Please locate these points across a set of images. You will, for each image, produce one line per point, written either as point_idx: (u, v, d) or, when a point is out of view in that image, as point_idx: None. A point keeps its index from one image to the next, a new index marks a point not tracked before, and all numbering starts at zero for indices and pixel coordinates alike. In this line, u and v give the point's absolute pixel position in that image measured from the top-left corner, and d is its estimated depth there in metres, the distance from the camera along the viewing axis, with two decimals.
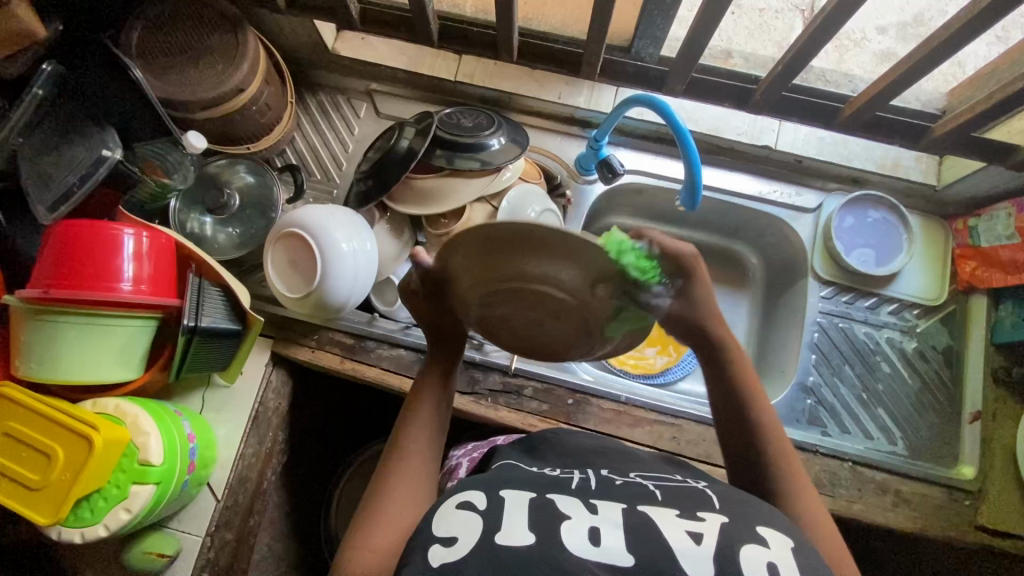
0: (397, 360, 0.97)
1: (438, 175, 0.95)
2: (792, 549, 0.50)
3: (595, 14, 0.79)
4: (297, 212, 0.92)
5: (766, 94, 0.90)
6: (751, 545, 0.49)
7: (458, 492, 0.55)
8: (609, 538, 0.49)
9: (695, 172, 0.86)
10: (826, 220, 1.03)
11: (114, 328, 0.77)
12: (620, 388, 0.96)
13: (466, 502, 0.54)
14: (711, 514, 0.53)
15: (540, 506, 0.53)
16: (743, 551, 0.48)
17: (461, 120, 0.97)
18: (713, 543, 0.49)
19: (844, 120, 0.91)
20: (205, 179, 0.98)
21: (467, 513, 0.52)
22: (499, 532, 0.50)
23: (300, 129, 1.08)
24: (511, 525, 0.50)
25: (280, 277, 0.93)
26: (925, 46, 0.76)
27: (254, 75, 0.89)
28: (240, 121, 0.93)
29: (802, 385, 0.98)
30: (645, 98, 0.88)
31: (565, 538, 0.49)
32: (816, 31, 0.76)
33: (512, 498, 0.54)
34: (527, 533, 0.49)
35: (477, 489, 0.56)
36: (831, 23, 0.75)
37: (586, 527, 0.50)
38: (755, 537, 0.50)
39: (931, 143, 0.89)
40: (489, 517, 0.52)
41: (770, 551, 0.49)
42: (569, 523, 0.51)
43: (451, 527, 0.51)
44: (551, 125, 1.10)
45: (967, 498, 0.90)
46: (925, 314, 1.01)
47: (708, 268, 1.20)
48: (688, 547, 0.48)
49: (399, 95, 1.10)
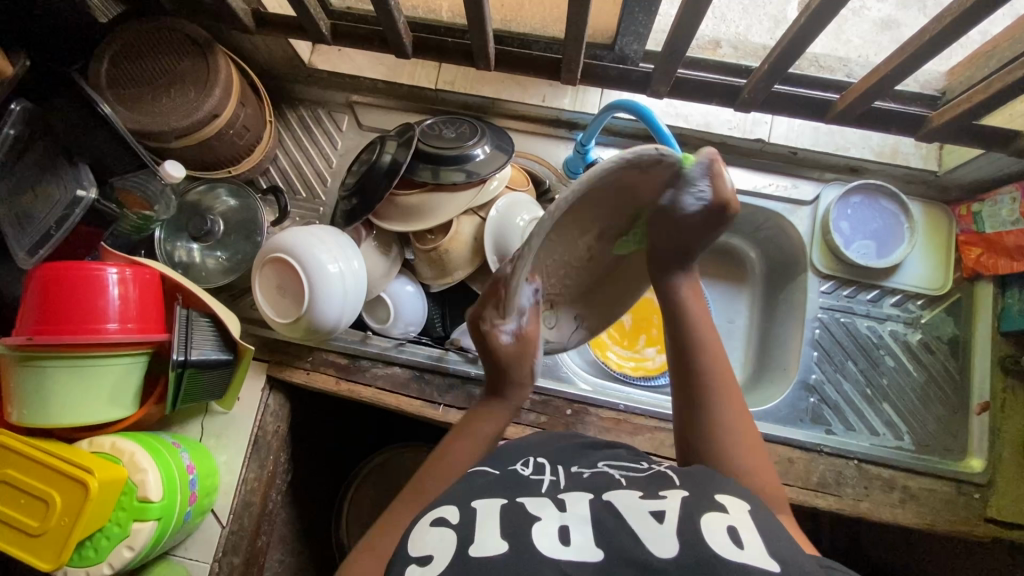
0: (393, 378, 0.96)
1: (422, 191, 0.93)
2: (749, 511, 0.53)
3: (572, 18, 0.77)
4: (282, 235, 0.90)
5: (755, 91, 0.86)
6: (713, 512, 0.51)
7: (433, 509, 0.55)
8: (579, 535, 0.50)
9: None
10: (823, 213, 1.00)
11: (104, 369, 0.76)
12: (619, 396, 0.95)
13: (440, 519, 0.54)
14: (672, 491, 0.54)
15: (511, 511, 0.53)
16: (706, 520, 0.49)
17: (443, 132, 0.96)
18: (675, 519, 0.50)
19: (838, 113, 0.88)
20: (187, 207, 0.96)
21: (441, 530, 0.52)
22: (472, 544, 0.49)
23: (282, 147, 1.07)
24: (484, 536, 0.50)
25: (270, 302, 0.92)
26: (921, 37, 0.72)
27: (229, 98, 0.87)
28: (217, 146, 0.91)
29: (803, 383, 0.97)
30: (626, 104, 0.86)
31: (538, 540, 0.49)
32: (802, 26, 0.73)
33: (485, 508, 0.54)
34: (500, 541, 0.49)
35: (451, 504, 0.56)
36: (821, 16, 0.71)
37: (556, 525, 0.51)
38: (715, 504, 0.52)
39: (930, 134, 0.86)
40: (462, 530, 0.51)
41: (730, 515, 0.51)
42: (539, 525, 0.51)
43: (426, 546, 0.51)
44: (538, 128, 1.07)
45: (976, 491, 0.89)
46: (930, 304, 0.99)
47: (706, 264, 1.18)
48: (654, 531, 0.49)
49: (381, 106, 1.08)
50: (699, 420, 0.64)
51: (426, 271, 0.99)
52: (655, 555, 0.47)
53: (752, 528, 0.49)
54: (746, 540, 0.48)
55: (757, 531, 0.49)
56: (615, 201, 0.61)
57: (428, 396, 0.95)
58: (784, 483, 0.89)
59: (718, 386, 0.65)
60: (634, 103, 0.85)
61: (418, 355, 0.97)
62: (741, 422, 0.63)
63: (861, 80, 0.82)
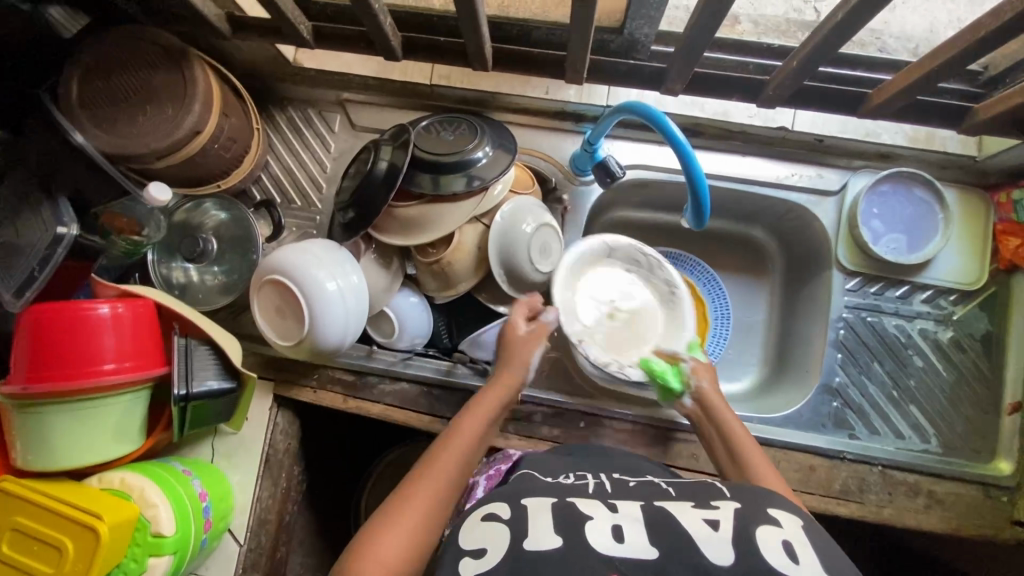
0: (401, 395, 0.94)
1: (421, 202, 0.88)
2: (800, 526, 0.55)
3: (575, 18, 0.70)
4: (275, 255, 0.86)
5: (780, 89, 0.79)
6: (766, 526, 0.54)
7: (483, 506, 0.61)
8: (631, 532, 0.54)
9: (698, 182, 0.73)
10: (851, 204, 0.94)
11: (106, 408, 0.75)
12: (633, 407, 0.92)
13: (491, 514, 0.60)
14: (724, 502, 0.58)
15: (563, 510, 0.58)
16: (758, 532, 0.53)
17: (440, 135, 0.91)
18: (730, 528, 0.53)
19: (873, 108, 0.80)
20: (178, 227, 0.92)
21: (497, 526, 0.58)
22: (527, 538, 0.55)
23: (272, 152, 1.02)
24: (539, 531, 0.55)
25: (270, 324, 0.88)
26: (972, 36, 0.65)
27: (211, 111, 0.81)
28: (203, 162, 0.86)
29: (826, 387, 0.93)
30: (633, 107, 0.77)
31: (590, 537, 0.54)
32: (837, 24, 0.65)
33: (534, 505, 0.60)
34: (554, 536, 0.54)
35: (503, 500, 0.62)
36: (856, 16, 0.64)
37: (609, 525, 0.56)
38: (769, 519, 0.55)
39: (973, 127, 0.78)
40: (514, 525, 0.57)
41: (784, 530, 0.54)
42: (592, 523, 0.55)
43: (479, 540, 0.57)
44: (539, 120, 1.00)
45: (1004, 494, 0.87)
46: (963, 300, 0.93)
47: (723, 257, 1.13)
48: (707, 534, 0.53)
49: (374, 102, 1.02)
50: None
51: (429, 283, 0.93)
52: (711, 559, 0.50)
53: (805, 541, 0.53)
54: (800, 554, 0.51)
55: (811, 546, 0.52)
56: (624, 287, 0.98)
57: (438, 411, 0.93)
58: (804, 491, 0.88)
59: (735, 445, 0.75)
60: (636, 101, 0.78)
61: (426, 369, 0.95)
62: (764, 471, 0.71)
63: (898, 76, 0.74)
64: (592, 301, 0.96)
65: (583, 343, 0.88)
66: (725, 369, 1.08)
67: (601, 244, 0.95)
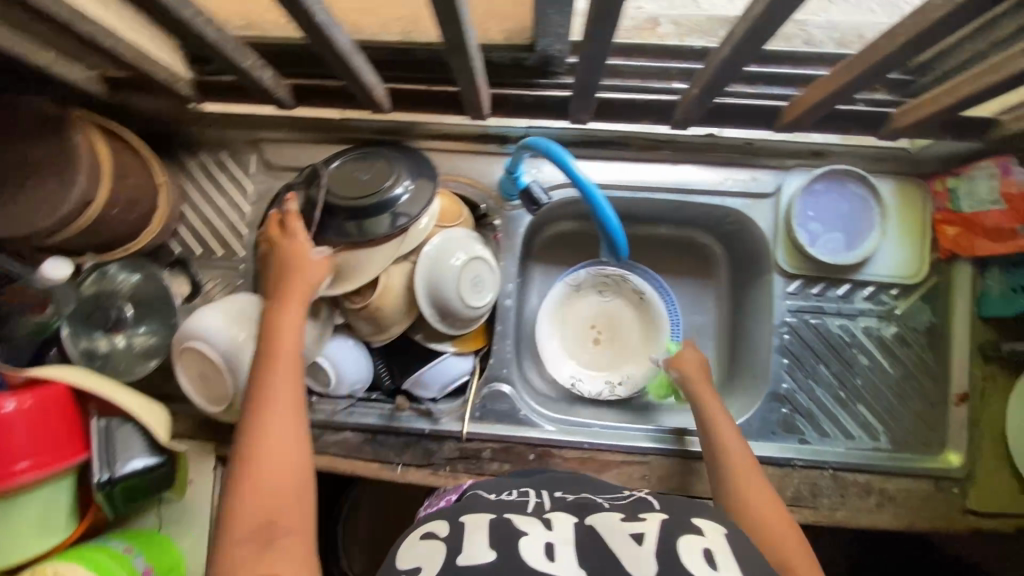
0: (345, 444, 0.92)
1: (338, 249, 0.84)
2: (725, 534, 0.57)
3: (454, 66, 0.71)
4: (190, 321, 0.83)
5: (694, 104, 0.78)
6: (687, 534, 0.55)
7: (422, 523, 0.59)
8: (563, 551, 0.53)
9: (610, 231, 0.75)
10: (786, 206, 0.91)
11: (27, 504, 0.72)
12: (584, 434, 0.91)
13: (429, 533, 0.58)
14: (652, 514, 0.58)
15: (499, 526, 0.56)
16: (683, 542, 0.54)
17: (353, 174, 0.86)
18: (654, 541, 0.54)
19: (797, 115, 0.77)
20: (89, 299, 0.86)
21: (430, 543, 0.56)
22: (461, 553, 0.53)
23: (187, 201, 0.97)
24: (473, 545, 0.54)
25: (196, 391, 0.85)
26: (872, 52, 0.62)
27: (100, 179, 0.76)
28: (103, 229, 0.81)
29: (774, 395, 0.92)
30: (540, 148, 0.76)
31: (524, 554, 0.52)
32: (737, 46, 0.62)
33: (472, 521, 0.57)
34: (488, 550, 0.53)
35: (442, 518, 0.59)
36: (754, 35, 0.61)
37: (542, 541, 0.54)
38: (693, 527, 0.56)
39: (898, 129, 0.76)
40: (451, 542, 0.55)
41: (706, 538, 0.55)
42: (526, 539, 0.54)
43: (413, 559, 0.55)
44: (462, 145, 0.96)
45: (955, 485, 0.88)
46: (905, 293, 0.92)
47: (670, 262, 1.09)
48: (631, 551, 0.53)
49: (287, 139, 0.97)
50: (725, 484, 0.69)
51: (363, 327, 0.89)
52: None
53: (727, 554, 0.54)
54: (720, 562, 0.53)
55: (730, 551, 0.54)
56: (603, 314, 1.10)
57: (385, 457, 0.91)
58: None
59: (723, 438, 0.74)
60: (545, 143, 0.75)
61: (369, 415, 0.92)
62: (749, 474, 0.70)
63: (817, 85, 0.71)
64: (576, 325, 1.09)
65: (577, 383, 1.05)
66: None
67: (564, 284, 1.07)
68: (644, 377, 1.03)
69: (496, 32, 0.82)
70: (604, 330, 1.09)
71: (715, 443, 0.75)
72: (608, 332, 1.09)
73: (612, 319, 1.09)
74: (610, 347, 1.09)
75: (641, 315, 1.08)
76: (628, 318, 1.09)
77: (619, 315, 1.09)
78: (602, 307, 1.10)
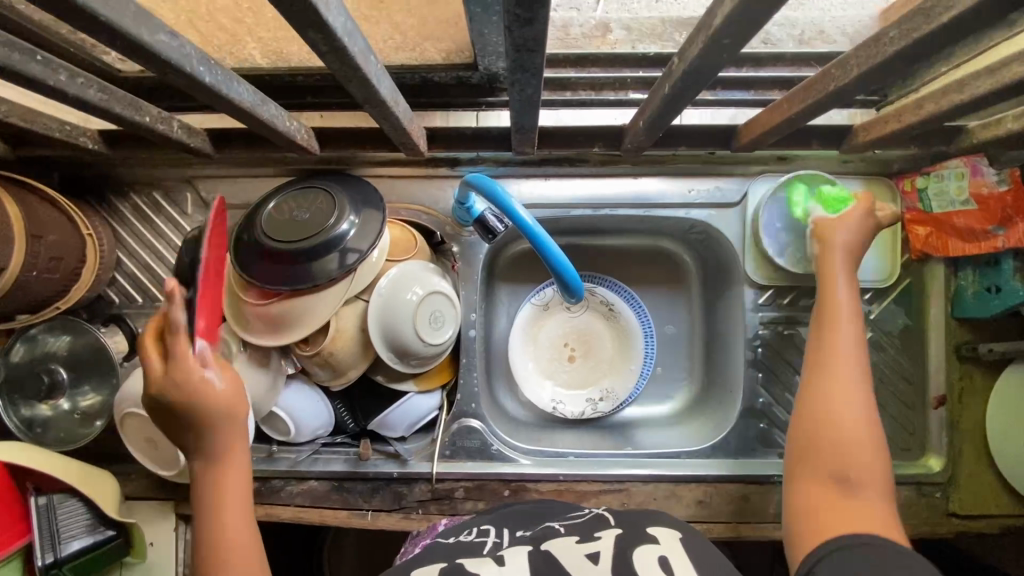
0: (312, 493, 0.88)
1: (283, 297, 0.79)
2: (680, 539, 0.55)
3: (373, 113, 0.61)
4: (127, 386, 0.78)
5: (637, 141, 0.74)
6: (642, 546, 0.53)
7: None
8: None
9: (559, 270, 0.74)
10: (753, 214, 0.88)
11: None
12: (559, 465, 0.88)
13: None
14: (607, 531, 0.57)
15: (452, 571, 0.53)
16: (637, 552, 0.52)
17: (294, 214, 0.81)
18: (609, 557, 0.52)
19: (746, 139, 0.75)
20: (22, 365, 0.82)
21: None
22: None
23: (123, 248, 0.91)
24: None
25: (145, 454, 0.80)
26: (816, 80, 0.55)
27: (13, 242, 0.71)
28: (25, 292, 0.75)
29: (750, 410, 0.90)
30: (482, 183, 0.73)
31: None
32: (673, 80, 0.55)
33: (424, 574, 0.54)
34: None
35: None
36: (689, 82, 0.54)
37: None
38: (647, 538, 0.55)
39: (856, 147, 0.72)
40: None
41: (660, 546, 0.53)
42: None
43: None
44: (411, 171, 0.90)
45: (937, 490, 0.86)
46: (878, 297, 0.89)
47: (643, 274, 1.05)
48: (585, 568, 0.51)
49: (224, 176, 0.91)
50: (825, 372, 0.63)
51: (318, 373, 0.84)
52: None
53: (683, 554, 0.52)
54: (676, 566, 0.50)
55: (686, 554, 0.52)
56: (577, 331, 1.05)
57: (355, 504, 0.87)
58: (740, 522, 0.86)
59: (836, 362, 0.63)
60: (495, 190, 0.71)
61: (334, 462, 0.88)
62: (858, 426, 0.59)
63: (767, 114, 0.66)
64: (548, 345, 1.05)
65: (559, 406, 1.01)
66: (654, 391, 1.04)
67: (531, 305, 1.03)
68: (624, 394, 1.01)
69: (434, 52, 0.77)
70: (578, 348, 1.05)
71: (836, 308, 0.67)
72: (582, 350, 1.05)
73: (585, 335, 1.05)
74: (585, 365, 1.05)
75: (615, 329, 1.04)
76: (604, 331, 1.05)
77: (592, 330, 1.05)
78: (574, 322, 1.05)
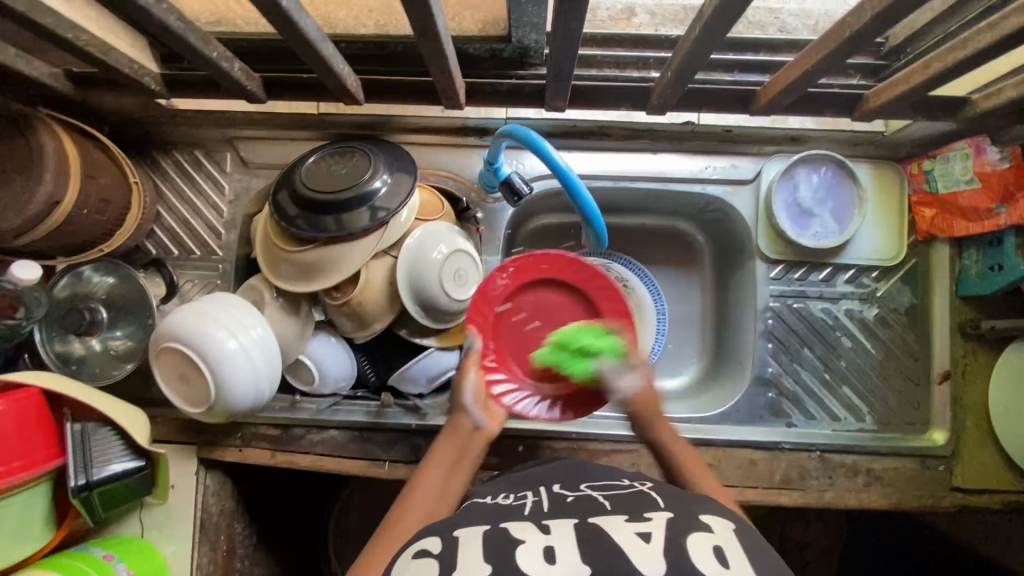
0: (331, 443, 0.90)
1: (317, 246, 0.83)
2: (733, 530, 0.51)
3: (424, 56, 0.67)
4: (166, 322, 0.81)
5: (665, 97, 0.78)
6: (695, 532, 0.49)
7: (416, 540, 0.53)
8: (564, 552, 0.48)
9: (593, 219, 0.77)
10: (766, 192, 0.92)
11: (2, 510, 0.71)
12: (572, 424, 0.90)
13: (422, 550, 0.51)
14: (657, 512, 0.52)
15: (495, 535, 0.51)
16: (690, 540, 0.48)
17: (332, 170, 0.86)
18: (662, 538, 0.48)
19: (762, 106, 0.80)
20: (63, 302, 0.86)
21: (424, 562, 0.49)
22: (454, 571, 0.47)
23: (162, 201, 0.96)
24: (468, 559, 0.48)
25: (177, 392, 0.84)
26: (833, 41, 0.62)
27: (68, 179, 0.76)
28: (76, 232, 0.80)
29: (760, 379, 0.92)
30: (519, 134, 0.77)
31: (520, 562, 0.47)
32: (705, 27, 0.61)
33: (465, 534, 0.51)
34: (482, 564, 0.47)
35: (434, 534, 0.53)
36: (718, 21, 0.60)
37: (541, 546, 0.49)
38: (699, 524, 0.51)
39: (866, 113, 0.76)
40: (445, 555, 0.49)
41: (714, 535, 0.50)
42: (522, 547, 0.48)
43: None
44: (443, 139, 0.96)
45: (941, 464, 0.88)
46: (885, 275, 0.92)
47: (657, 253, 1.09)
48: (640, 548, 0.47)
49: (264, 137, 0.96)
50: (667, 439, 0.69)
51: (345, 324, 0.88)
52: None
53: (738, 547, 0.49)
54: (731, 558, 0.47)
55: (739, 546, 0.49)
56: None
57: (373, 454, 0.90)
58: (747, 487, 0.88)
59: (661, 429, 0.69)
60: (533, 138, 0.75)
61: (354, 413, 0.91)
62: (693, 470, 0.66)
63: (785, 77, 0.71)
64: None
65: None
66: (665, 365, 1.07)
67: None
68: None
69: (471, 22, 0.83)
70: None
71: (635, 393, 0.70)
72: None
73: None
74: None
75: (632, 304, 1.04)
76: None
77: None
78: None
